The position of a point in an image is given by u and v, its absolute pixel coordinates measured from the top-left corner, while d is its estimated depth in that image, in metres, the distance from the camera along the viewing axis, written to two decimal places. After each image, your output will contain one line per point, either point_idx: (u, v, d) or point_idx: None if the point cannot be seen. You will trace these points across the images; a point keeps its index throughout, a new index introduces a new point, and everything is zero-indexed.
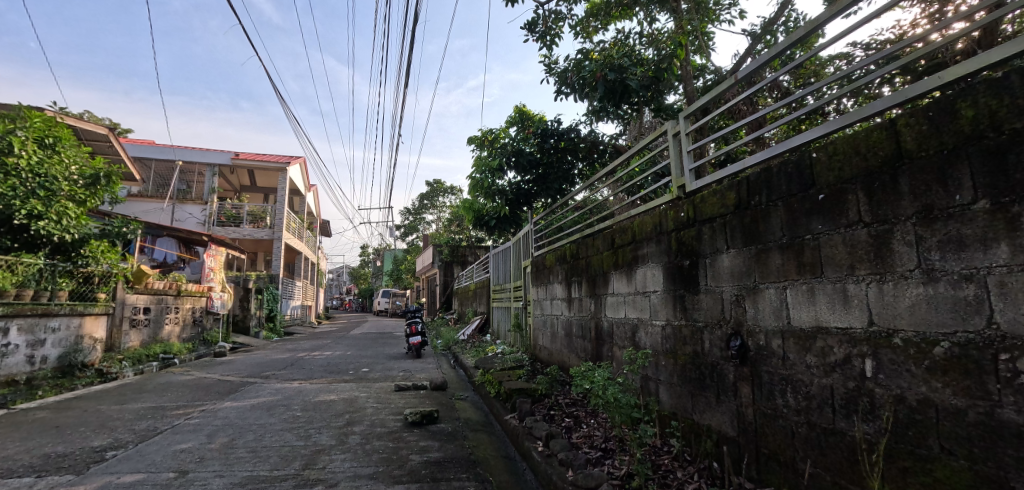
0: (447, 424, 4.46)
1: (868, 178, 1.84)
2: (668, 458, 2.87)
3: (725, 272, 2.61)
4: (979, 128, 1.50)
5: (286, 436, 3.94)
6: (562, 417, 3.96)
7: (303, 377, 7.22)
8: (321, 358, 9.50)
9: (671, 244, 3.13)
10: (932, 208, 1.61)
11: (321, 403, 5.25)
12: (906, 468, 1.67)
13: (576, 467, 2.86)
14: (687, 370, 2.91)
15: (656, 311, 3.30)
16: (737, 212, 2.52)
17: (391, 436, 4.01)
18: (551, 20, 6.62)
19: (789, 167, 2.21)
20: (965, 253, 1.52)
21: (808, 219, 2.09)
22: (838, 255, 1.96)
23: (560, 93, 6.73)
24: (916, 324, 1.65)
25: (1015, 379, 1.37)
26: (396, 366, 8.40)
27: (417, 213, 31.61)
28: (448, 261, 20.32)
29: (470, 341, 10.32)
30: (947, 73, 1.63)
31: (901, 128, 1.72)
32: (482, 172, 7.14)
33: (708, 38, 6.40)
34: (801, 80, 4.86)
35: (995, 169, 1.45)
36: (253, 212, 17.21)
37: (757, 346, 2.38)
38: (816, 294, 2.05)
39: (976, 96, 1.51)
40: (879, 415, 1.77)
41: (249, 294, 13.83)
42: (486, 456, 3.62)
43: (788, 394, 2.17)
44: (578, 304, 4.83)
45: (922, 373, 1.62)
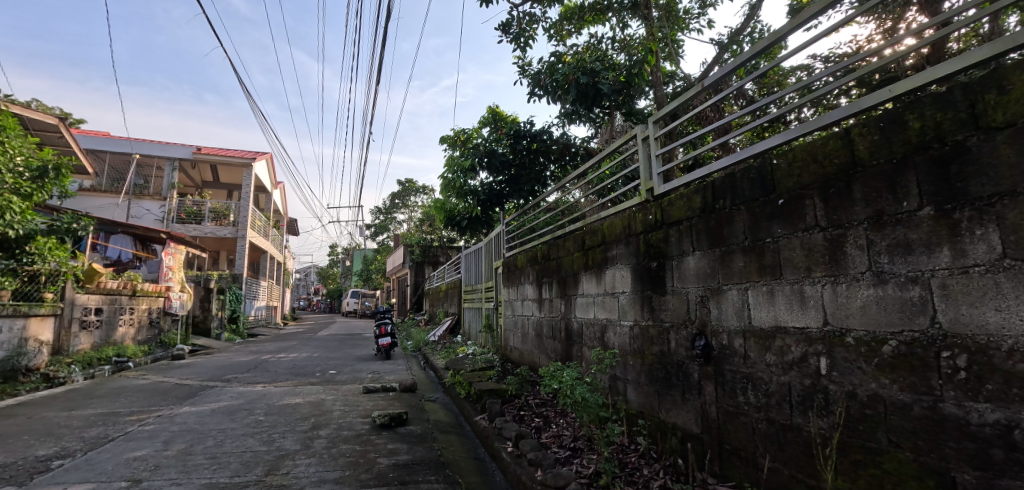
0: (416, 426, 4.42)
1: (824, 184, 1.92)
2: (634, 456, 2.92)
3: (691, 273, 2.68)
4: (925, 139, 1.59)
5: (248, 441, 3.81)
6: (531, 417, 3.98)
7: (267, 380, 7.00)
8: (286, 360, 9.24)
9: (639, 246, 3.19)
10: (882, 214, 1.70)
11: (286, 407, 5.11)
12: (858, 461, 1.75)
13: (545, 467, 2.87)
14: (654, 369, 2.97)
15: (624, 311, 3.36)
16: (703, 215, 2.59)
17: (358, 439, 3.94)
18: (525, 22, 6.65)
19: (751, 172, 2.29)
20: (911, 257, 1.60)
21: (769, 223, 2.17)
22: (796, 257, 2.04)
23: (533, 95, 6.73)
24: (867, 324, 1.74)
25: (956, 375, 1.47)
26: (365, 368, 8.25)
27: (388, 213, 31.19)
28: (419, 262, 20.13)
29: (441, 342, 10.24)
30: (896, 86, 1.72)
31: (855, 137, 1.81)
32: (454, 172, 7.09)
33: (679, 45, 6.55)
34: (765, 89, 5.03)
35: (938, 178, 1.54)
36: (215, 209, 16.58)
37: (720, 345, 2.45)
38: (776, 295, 2.13)
39: (924, 109, 1.60)
40: (833, 411, 1.85)
41: (210, 294, 13.33)
42: (456, 457, 3.59)
43: (748, 391, 2.25)
44: (548, 304, 4.87)
45: (872, 370, 1.71)
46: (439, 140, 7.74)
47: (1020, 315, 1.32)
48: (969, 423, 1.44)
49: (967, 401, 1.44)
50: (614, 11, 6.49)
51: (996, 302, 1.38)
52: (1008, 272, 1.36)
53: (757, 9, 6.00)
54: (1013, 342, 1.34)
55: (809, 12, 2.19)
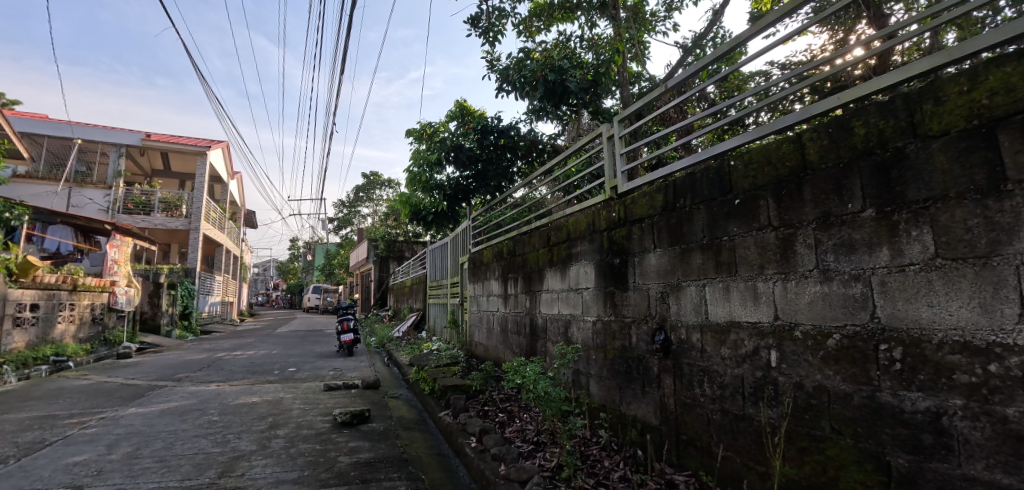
0: (378, 423, 4.34)
1: (777, 186, 2.01)
2: (596, 448, 2.98)
3: (652, 270, 2.75)
4: (869, 145, 1.68)
5: (201, 443, 3.65)
6: (495, 412, 3.99)
7: (222, 378, 6.72)
8: (242, 358, 8.90)
9: (603, 243, 3.25)
10: (829, 215, 1.79)
11: (242, 406, 4.92)
12: (803, 448, 1.84)
13: (508, 461, 2.89)
14: (616, 364, 3.03)
15: (588, 307, 3.41)
16: (664, 213, 2.66)
17: (318, 437, 3.84)
18: (494, 17, 6.61)
19: (710, 173, 2.36)
20: (854, 256, 1.70)
21: (726, 222, 2.25)
22: (750, 256, 2.13)
23: (501, 90, 6.70)
24: (813, 319, 1.84)
25: (891, 366, 1.57)
26: (326, 365, 8.05)
27: (352, 206, 30.50)
28: (384, 257, 19.83)
29: (405, 338, 10.13)
30: (845, 94, 1.81)
31: (806, 141, 1.90)
32: (420, 165, 6.97)
33: (645, 47, 6.67)
34: (725, 93, 5.20)
35: (880, 182, 1.63)
36: (166, 199, 15.73)
37: (679, 340, 2.53)
38: (731, 291, 2.22)
39: (868, 117, 1.69)
40: (781, 401, 1.95)
41: (160, 289, 12.67)
42: (419, 454, 3.56)
43: (704, 383, 2.33)
44: (513, 300, 4.89)
45: (817, 362, 1.81)
46: (404, 133, 7.60)
47: (949, 310, 1.43)
48: (903, 410, 1.54)
49: (901, 391, 1.54)
50: (583, 10, 6.54)
51: (929, 298, 1.48)
52: (940, 271, 1.46)
53: (719, 15, 6.19)
54: (942, 335, 1.44)
55: (767, 20, 2.28)
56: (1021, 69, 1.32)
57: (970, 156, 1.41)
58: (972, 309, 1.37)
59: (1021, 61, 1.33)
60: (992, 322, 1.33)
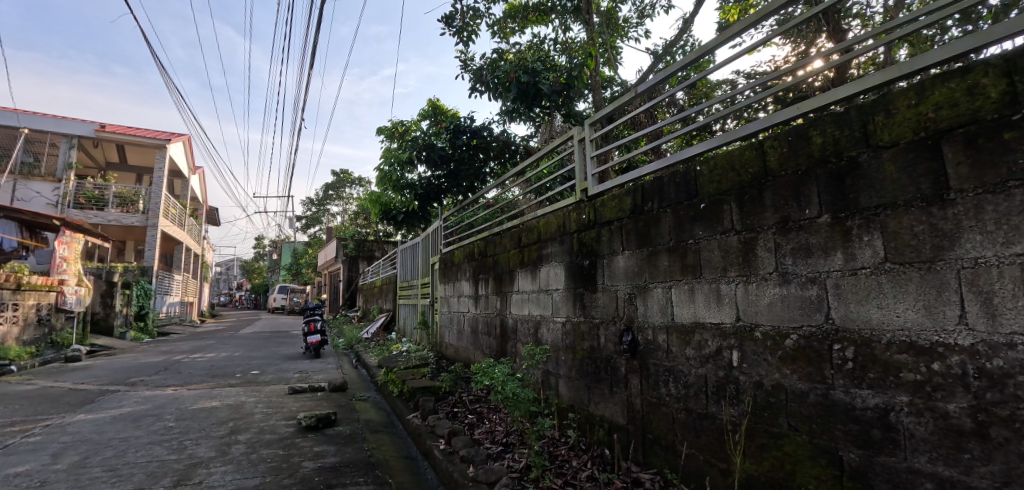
0: (345, 427, 4.26)
1: (739, 191, 2.08)
2: (564, 448, 3.01)
3: (620, 272, 2.79)
4: (826, 154, 1.76)
5: (155, 450, 3.49)
6: (465, 414, 3.98)
7: (180, 382, 6.45)
8: (202, 360, 8.56)
9: (573, 245, 3.28)
10: (788, 220, 1.86)
11: (201, 411, 4.73)
12: (762, 444, 1.91)
13: (476, 463, 2.88)
14: (584, 364, 3.07)
15: (558, 308, 3.43)
16: (632, 216, 2.71)
17: (282, 442, 3.73)
18: (468, 16, 6.60)
19: (677, 177, 2.42)
20: (810, 259, 1.78)
21: (692, 225, 2.31)
22: (714, 258, 2.19)
23: (475, 90, 6.67)
24: (772, 320, 1.91)
25: (844, 365, 1.64)
26: (291, 367, 7.83)
27: (321, 204, 29.81)
28: (353, 256, 19.47)
29: (374, 339, 9.96)
30: (805, 104, 1.88)
31: (768, 149, 1.97)
32: (391, 164, 6.85)
33: (617, 52, 6.78)
34: (693, 100, 5.34)
35: (835, 190, 1.71)
36: (121, 194, 14.98)
37: (645, 341, 2.57)
38: (696, 293, 2.27)
39: (824, 127, 1.77)
40: (742, 399, 2.01)
41: (114, 288, 12.06)
42: (387, 457, 3.51)
43: (670, 383, 2.38)
44: (483, 301, 4.88)
45: (776, 361, 1.88)
46: (375, 131, 7.47)
47: (897, 312, 1.51)
48: (854, 407, 1.61)
49: (853, 388, 1.62)
50: (557, 13, 6.60)
51: (879, 300, 1.56)
52: (889, 274, 1.54)
53: (689, 24, 6.36)
54: (891, 335, 1.52)
55: (733, 30, 2.36)
56: (963, 85, 1.40)
57: (917, 167, 1.49)
58: (918, 311, 1.45)
59: (964, 77, 1.41)
60: (936, 322, 1.41)
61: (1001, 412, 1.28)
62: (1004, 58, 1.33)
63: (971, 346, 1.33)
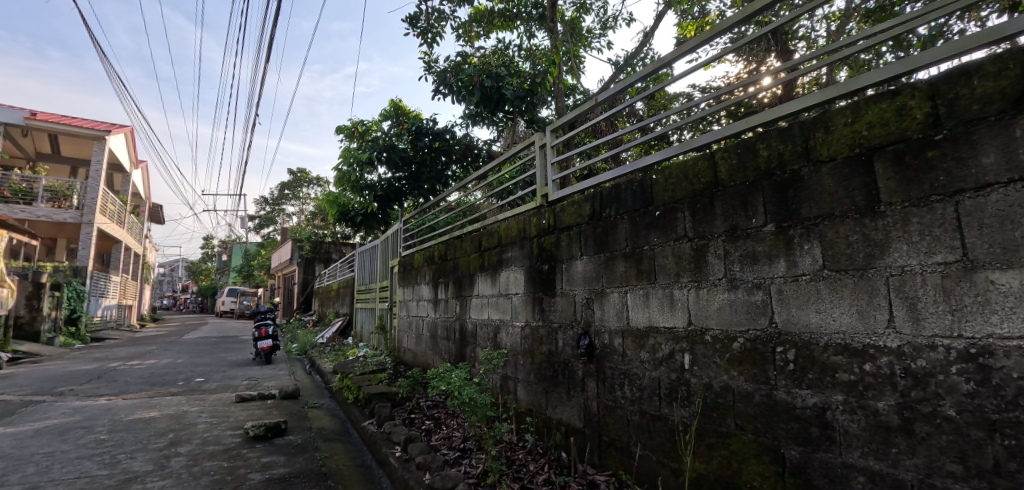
0: (296, 436, 4.09)
1: (692, 200, 2.16)
2: (522, 453, 3.01)
3: (578, 277, 2.83)
4: (771, 167, 1.86)
5: (85, 465, 3.23)
6: (422, 420, 3.92)
7: (114, 391, 6.01)
8: (140, 367, 8.03)
9: (533, 249, 3.30)
10: (736, 228, 1.95)
11: (138, 422, 4.43)
12: (711, 444, 1.97)
13: (433, 470, 2.84)
14: (543, 368, 3.09)
15: (517, 312, 3.44)
16: (591, 222, 2.76)
17: (226, 453, 3.55)
18: (433, 18, 6.55)
19: (634, 185, 2.48)
20: (756, 266, 1.87)
21: (647, 232, 2.38)
22: (668, 264, 2.26)
23: (438, 92, 6.61)
24: (721, 324, 1.99)
25: (786, 367, 1.73)
26: (239, 374, 7.47)
27: (276, 204, 28.74)
28: (309, 258, 18.87)
29: (329, 344, 9.66)
30: (753, 119, 1.98)
31: (719, 160, 2.06)
32: (350, 164, 6.66)
33: (580, 61, 6.92)
34: (652, 110, 5.51)
35: (779, 201, 1.81)
36: (53, 187, 13.98)
37: (602, 344, 2.62)
38: (650, 298, 2.34)
39: (770, 141, 1.87)
40: (692, 401, 2.08)
41: (41, 290, 11.15)
42: (339, 467, 3.40)
43: (625, 386, 2.44)
44: (443, 305, 4.84)
45: (724, 364, 1.96)
46: (335, 130, 7.27)
47: (834, 316, 1.61)
48: (795, 406, 1.70)
49: (794, 388, 1.70)
50: (522, 19, 6.68)
51: (817, 305, 1.66)
52: (827, 280, 1.63)
53: (649, 37, 6.57)
54: (828, 338, 1.61)
55: (689, 45, 2.46)
56: (893, 106, 1.51)
57: (852, 180, 1.59)
58: (852, 315, 1.56)
59: (893, 98, 1.51)
60: (868, 326, 1.51)
61: (924, 409, 1.38)
62: (928, 82, 1.43)
63: (898, 347, 1.44)
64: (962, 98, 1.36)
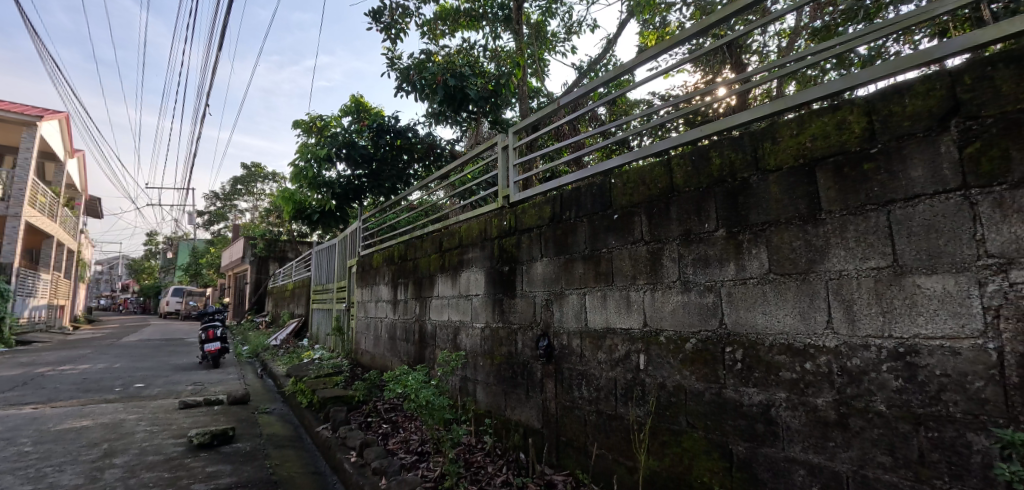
0: (245, 443, 3.92)
1: (649, 204, 2.21)
2: (480, 455, 3.00)
3: (538, 278, 2.85)
4: (722, 174, 1.93)
5: (4, 481, 2.97)
6: (379, 424, 3.84)
7: (42, 398, 5.55)
8: (72, 373, 7.45)
9: (493, 250, 3.30)
10: (689, 233, 2.02)
11: (68, 432, 4.11)
12: (664, 441, 2.03)
13: (389, 474, 2.78)
14: (502, 370, 3.09)
15: (476, 313, 3.43)
16: (551, 224, 2.78)
17: (167, 464, 3.34)
18: (398, 14, 6.43)
19: (594, 188, 2.52)
20: (708, 269, 1.94)
21: (605, 235, 2.42)
22: (625, 267, 2.31)
23: (401, 90, 6.48)
24: (675, 325, 2.06)
25: (735, 366, 1.81)
26: (183, 379, 7.06)
27: (228, 199, 27.44)
28: (262, 257, 18.13)
29: (283, 346, 9.30)
30: (708, 127, 2.05)
31: (675, 166, 2.12)
32: (308, 159, 6.42)
33: (545, 64, 6.98)
34: (614, 115, 5.63)
35: (730, 207, 1.88)
36: None
37: (561, 345, 2.65)
38: (607, 299, 2.38)
39: (723, 149, 1.94)
40: (647, 400, 2.14)
41: None
42: (291, 474, 3.28)
43: (582, 386, 2.47)
44: (402, 306, 4.75)
45: (677, 364, 2.02)
46: (291, 124, 6.99)
47: (778, 318, 1.69)
48: (742, 404, 1.77)
49: (741, 387, 1.78)
50: (488, 20, 6.67)
51: (763, 307, 1.74)
52: (772, 283, 1.72)
53: (612, 44, 6.71)
54: (773, 339, 1.69)
55: (650, 53, 2.52)
56: (834, 120, 1.60)
57: (796, 189, 1.68)
58: (795, 316, 1.65)
59: (834, 113, 1.61)
60: (809, 327, 1.60)
61: (858, 404, 1.47)
62: (865, 99, 1.53)
63: (836, 347, 1.53)
64: (895, 115, 1.46)
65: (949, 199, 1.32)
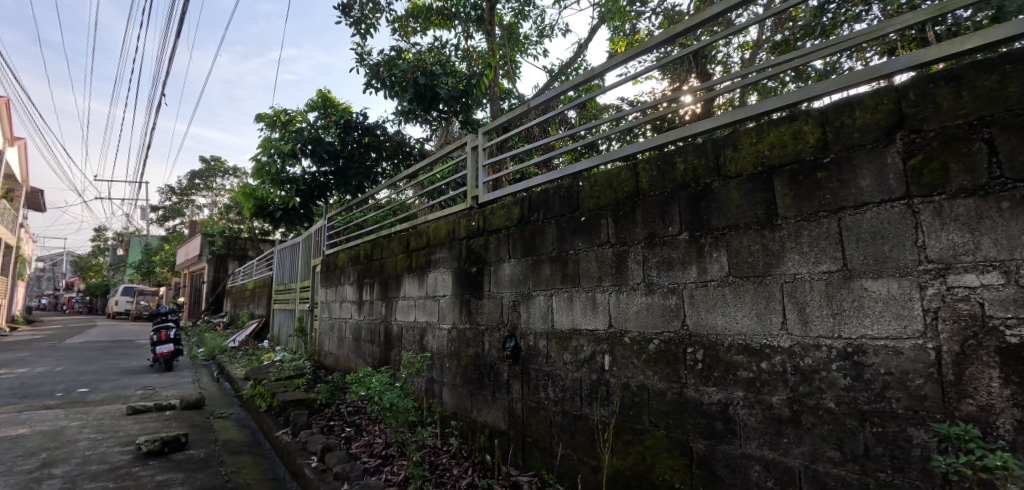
0: (199, 450, 3.75)
1: (615, 207, 2.25)
2: (445, 457, 2.97)
3: (506, 279, 2.85)
4: (686, 179, 1.98)
5: None
6: (342, 428, 3.75)
7: None
8: (6, 377, 6.93)
9: (461, 251, 3.28)
10: (654, 236, 2.06)
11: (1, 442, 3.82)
12: (628, 440, 2.07)
13: (351, 479, 2.72)
14: (468, 371, 3.08)
15: (443, 315, 3.40)
16: (519, 226, 2.79)
17: (113, 473, 3.16)
18: (368, 9, 6.31)
19: (562, 190, 2.55)
20: (671, 271, 1.99)
21: (573, 237, 2.45)
22: (591, 269, 2.34)
23: (370, 86, 6.36)
24: (639, 326, 2.10)
25: (696, 366, 1.86)
26: (133, 383, 6.69)
27: (185, 194, 26.24)
28: (221, 255, 17.43)
29: (242, 348, 8.96)
30: (673, 133, 2.10)
31: (641, 171, 2.17)
32: (271, 155, 6.20)
33: (516, 66, 6.99)
34: (583, 119, 5.70)
35: (693, 211, 1.94)
36: None
37: (527, 346, 2.66)
38: (574, 301, 2.41)
39: (686, 155, 2.00)
40: (611, 400, 2.18)
41: None
42: (248, 481, 3.16)
43: (548, 387, 2.49)
44: (368, 307, 4.66)
45: (641, 364, 2.06)
46: (254, 118, 6.75)
47: (736, 319, 1.75)
48: (702, 403, 1.83)
49: (701, 386, 1.83)
50: (460, 20, 6.62)
51: (723, 309, 1.80)
52: (731, 286, 1.78)
53: (584, 48, 6.79)
54: (731, 339, 1.75)
55: (619, 59, 2.57)
56: (790, 130, 1.67)
57: (755, 195, 1.74)
58: (752, 318, 1.71)
59: (790, 123, 1.68)
60: (765, 328, 1.66)
61: (809, 402, 1.54)
62: (819, 111, 1.60)
63: (789, 347, 1.60)
64: (846, 126, 1.54)
65: (894, 207, 1.40)
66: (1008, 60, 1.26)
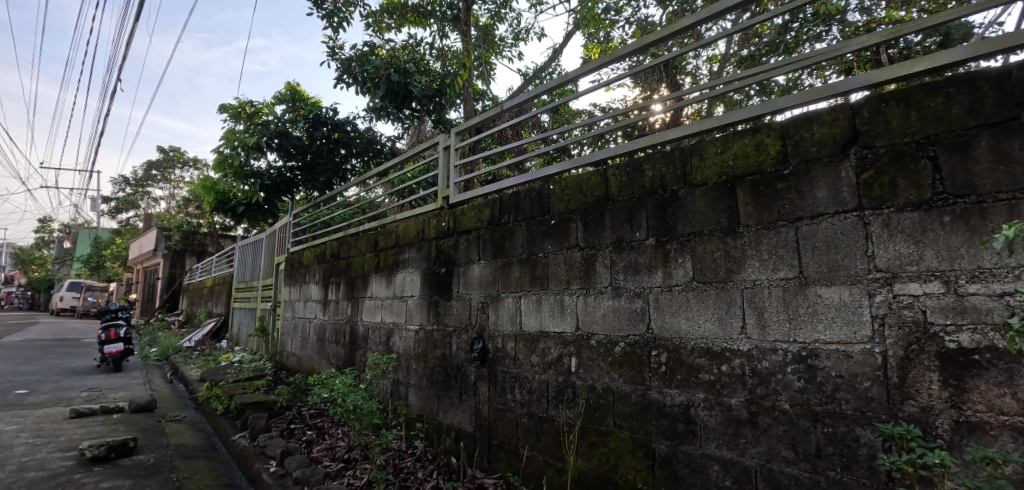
0: (148, 455, 3.57)
1: (585, 212, 2.28)
2: (410, 460, 2.93)
3: (475, 281, 2.84)
4: (654, 186, 2.02)
5: None
6: (302, 431, 3.64)
7: None
8: None
9: (431, 251, 3.25)
10: (622, 240, 2.10)
11: None
12: (592, 442, 2.09)
13: (311, 484, 2.65)
14: (435, 373, 3.05)
15: (411, 315, 3.36)
16: (490, 227, 2.79)
17: (52, 481, 2.97)
18: (342, 2, 6.18)
19: (533, 193, 2.56)
20: (638, 275, 2.02)
21: (543, 240, 2.46)
22: (560, 271, 2.36)
23: (341, 81, 6.22)
24: (605, 329, 2.13)
25: (659, 368, 1.90)
26: (77, 384, 6.31)
27: (140, 186, 24.99)
28: (177, 250, 16.66)
29: (198, 348, 8.59)
30: (643, 140, 2.14)
31: (610, 176, 2.20)
32: (234, 147, 5.95)
33: (491, 67, 6.99)
34: (556, 123, 5.75)
35: (660, 217, 1.98)
36: None
37: (495, 348, 2.65)
38: (542, 303, 2.42)
39: (655, 162, 2.04)
40: (577, 402, 2.20)
41: None
42: (201, 487, 3.03)
43: (515, 389, 2.49)
44: (333, 307, 4.56)
45: (607, 367, 2.09)
46: (216, 109, 6.48)
47: (699, 323, 1.80)
48: (665, 404, 1.87)
49: (665, 388, 1.87)
50: (436, 18, 6.56)
51: (686, 313, 1.85)
52: (695, 290, 1.82)
53: (558, 53, 6.86)
54: (693, 342, 1.80)
55: (592, 65, 2.60)
56: (753, 142, 1.74)
57: (719, 203, 1.80)
58: (713, 322, 1.76)
59: (753, 135, 1.74)
60: (726, 332, 1.72)
61: (765, 403, 1.60)
62: (780, 125, 1.66)
63: (748, 350, 1.65)
64: (805, 140, 1.61)
65: (847, 218, 1.47)
66: (952, 84, 1.34)
